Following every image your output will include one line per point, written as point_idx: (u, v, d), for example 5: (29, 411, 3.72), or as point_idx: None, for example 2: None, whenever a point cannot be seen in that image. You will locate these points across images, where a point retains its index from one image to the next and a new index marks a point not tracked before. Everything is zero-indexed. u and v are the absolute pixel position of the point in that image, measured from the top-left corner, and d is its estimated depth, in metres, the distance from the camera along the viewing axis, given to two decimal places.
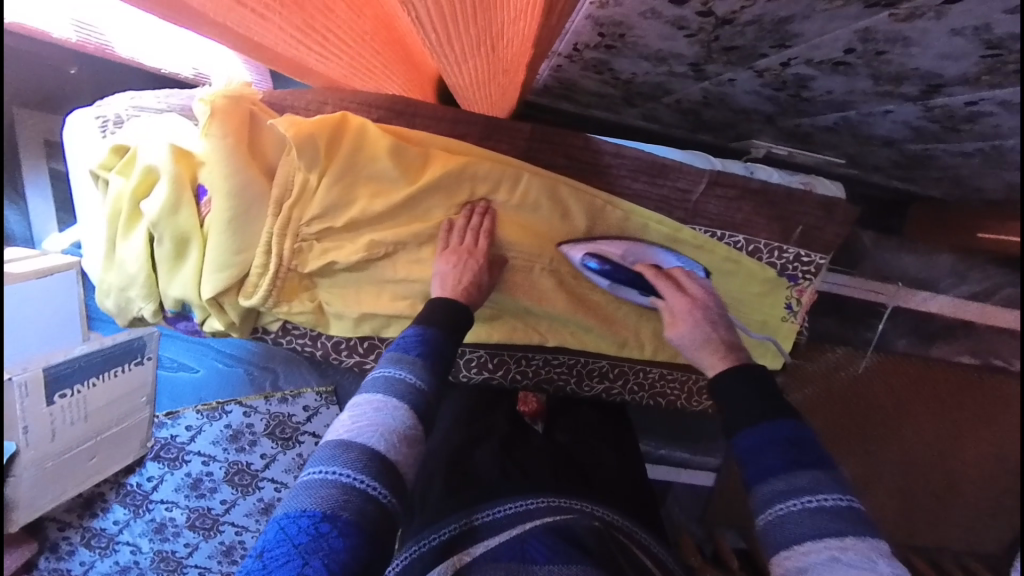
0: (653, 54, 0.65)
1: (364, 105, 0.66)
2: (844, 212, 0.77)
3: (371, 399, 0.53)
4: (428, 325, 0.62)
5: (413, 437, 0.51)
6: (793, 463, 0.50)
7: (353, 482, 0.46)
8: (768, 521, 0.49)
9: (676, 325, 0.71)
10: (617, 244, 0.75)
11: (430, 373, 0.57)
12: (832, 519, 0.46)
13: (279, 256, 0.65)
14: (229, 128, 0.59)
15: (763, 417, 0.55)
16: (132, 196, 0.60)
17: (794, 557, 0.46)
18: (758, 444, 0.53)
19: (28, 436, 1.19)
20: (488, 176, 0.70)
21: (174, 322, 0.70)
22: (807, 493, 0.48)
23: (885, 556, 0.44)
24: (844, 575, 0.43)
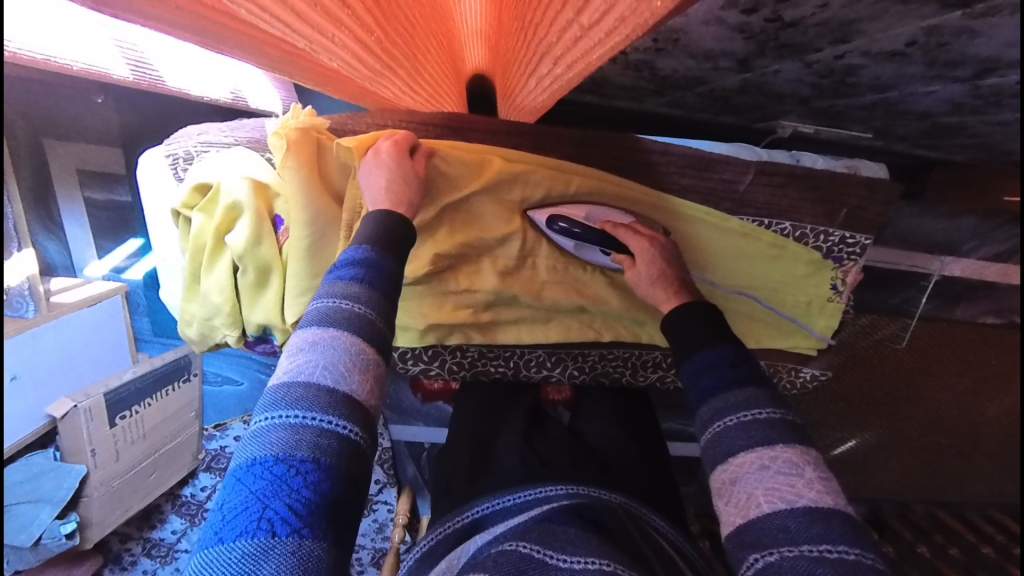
0: (702, 52, 0.67)
1: (424, 125, 0.70)
2: (890, 190, 0.78)
3: (306, 334, 0.50)
4: (366, 243, 0.56)
5: (367, 365, 0.49)
6: (732, 382, 0.58)
7: (304, 420, 0.44)
8: (710, 436, 0.57)
9: (631, 271, 0.73)
10: (577, 207, 0.73)
11: (376, 296, 0.53)
12: (763, 429, 0.54)
13: None
14: (302, 161, 0.61)
15: (701, 348, 0.64)
16: (216, 232, 0.62)
17: (729, 471, 0.54)
18: (699, 368, 0.62)
19: (96, 458, 1.25)
20: (540, 183, 0.72)
21: (253, 345, 0.73)
22: (741, 410, 0.56)
23: (810, 462, 0.51)
24: (770, 481, 0.50)
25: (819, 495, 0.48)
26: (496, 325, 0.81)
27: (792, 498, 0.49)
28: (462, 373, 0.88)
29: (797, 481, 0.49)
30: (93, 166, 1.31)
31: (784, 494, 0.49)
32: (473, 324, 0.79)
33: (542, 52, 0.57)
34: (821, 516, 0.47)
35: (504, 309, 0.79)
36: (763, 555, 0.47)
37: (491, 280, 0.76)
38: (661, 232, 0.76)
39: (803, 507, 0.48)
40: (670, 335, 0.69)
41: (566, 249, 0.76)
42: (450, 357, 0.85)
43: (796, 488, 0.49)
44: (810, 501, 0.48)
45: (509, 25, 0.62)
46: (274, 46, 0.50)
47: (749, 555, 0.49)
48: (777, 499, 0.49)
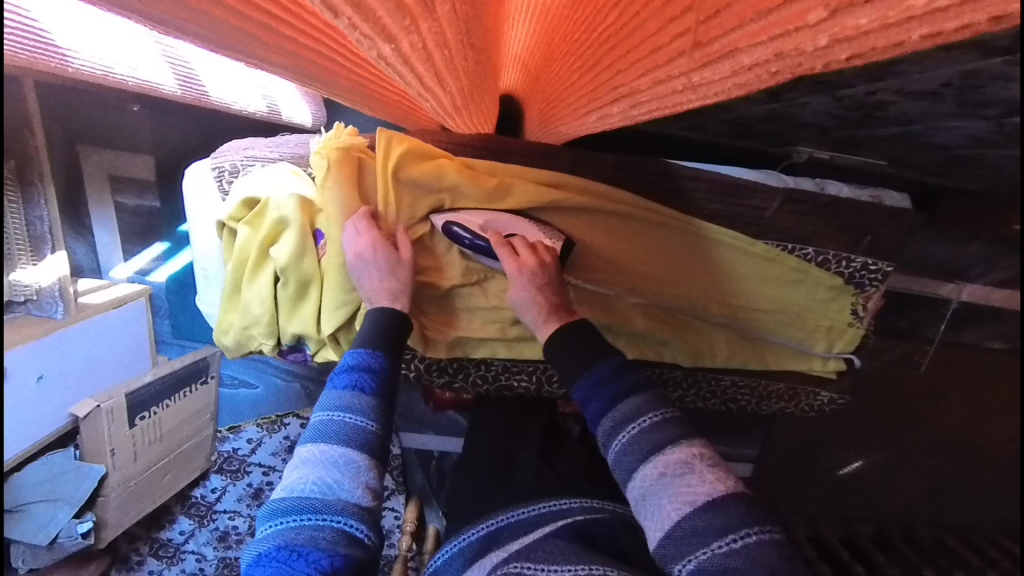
0: None
1: (461, 145, 0.72)
2: (912, 221, 0.80)
3: (307, 446, 0.58)
4: (361, 346, 0.62)
5: (359, 471, 0.55)
6: (614, 398, 0.64)
7: (303, 520, 0.51)
8: (615, 458, 0.63)
9: (510, 294, 0.69)
10: (477, 215, 0.69)
11: (371, 403, 0.59)
12: (653, 436, 0.60)
13: None
14: (343, 176, 0.64)
15: (591, 363, 0.67)
16: (261, 244, 0.64)
17: (638, 488, 0.59)
18: (591, 387, 0.65)
19: (115, 460, 1.25)
20: (570, 207, 0.74)
21: (285, 354, 0.75)
22: (631, 422, 0.62)
23: (697, 455, 0.58)
24: (674, 486, 0.56)
25: (709, 486, 0.55)
26: (522, 341, 0.81)
27: (692, 498, 0.55)
28: (485, 387, 0.88)
29: (689, 480, 0.56)
30: (124, 172, 1.39)
31: (688, 496, 0.55)
32: (501, 339, 0.80)
33: (616, 93, 0.55)
34: (715, 507, 0.54)
35: (532, 325, 0.81)
36: (687, 563, 0.53)
37: None
38: (552, 244, 0.72)
39: (704, 503, 0.54)
40: (555, 350, 0.69)
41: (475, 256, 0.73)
42: (475, 370, 0.85)
43: (694, 486, 0.56)
44: (706, 494, 0.55)
45: (570, 56, 0.60)
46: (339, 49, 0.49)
47: (676, 566, 0.54)
48: (683, 504, 0.55)
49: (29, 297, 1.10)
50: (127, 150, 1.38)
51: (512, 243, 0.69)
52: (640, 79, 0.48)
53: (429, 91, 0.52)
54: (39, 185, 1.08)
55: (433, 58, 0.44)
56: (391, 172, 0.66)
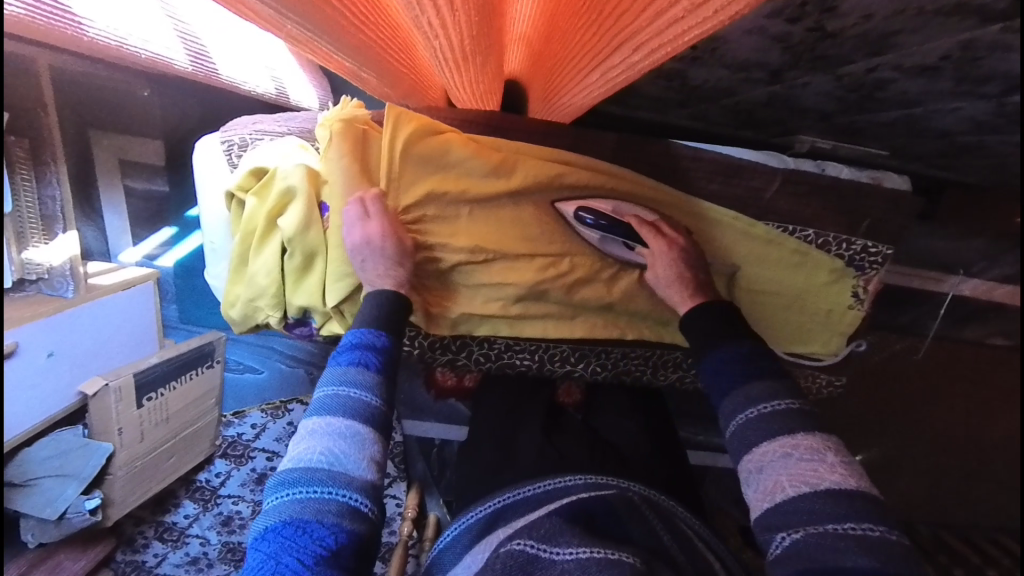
0: (736, 63, 0.72)
1: (464, 121, 0.73)
2: (912, 205, 0.80)
3: (312, 421, 0.58)
4: (367, 326, 0.64)
5: (363, 445, 0.56)
6: (746, 377, 0.67)
7: (309, 492, 0.52)
8: (734, 430, 0.66)
9: (651, 271, 0.77)
10: (605, 200, 0.76)
11: (375, 380, 0.61)
12: (782, 421, 0.62)
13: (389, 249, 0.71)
14: (345, 149, 0.65)
15: (719, 343, 0.71)
16: (268, 215, 0.65)
17: (754, 461, 0.62)
18: (717, 366, 0.70)
19: (122, 438, 1.28)
20: (573, 185, 0.74)
21: (291, 328, 0.76)
22: (761, 403, 0.65)
23: (831, 449, 0.60)
24: (797, 467, 0.59)
25: (838, 477, 0.58)
26: (524, 319, 0.83)
27: (816, 481, 0.58)
28: (488, 365, 0.89)
29: (819, 467, 0.58)
30: (133, 157, 1.40)
31: (809, 479, 0.58)
32: (503, 316, 0.81)
33: (619, 40, 0.57)
34: (840, 495, 0.56)
35: (534, 304, 0.82)
36: (789, 534, 0.56)
37: (528, 274, 0.78)
38: (684, 231, 0.79)
39: (826, 489, 0.57)
40: (688, 331, 0.75)
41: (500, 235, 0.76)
42: (478, 348, 0.87)
43: (822, 474, 0.58)
44: (830, 483, 0.57)
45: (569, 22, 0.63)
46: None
47: (776, 535, 0.58)
48: (800, 484, 0.58)
49: (41, 275, 1.13)
50: (138, 135, 1.39)
51: (660, 227, 0.77)
52: (640, 16, 0.51)
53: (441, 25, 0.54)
54: (52, 165, 1.10)
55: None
56: (399, 148, 0.66)
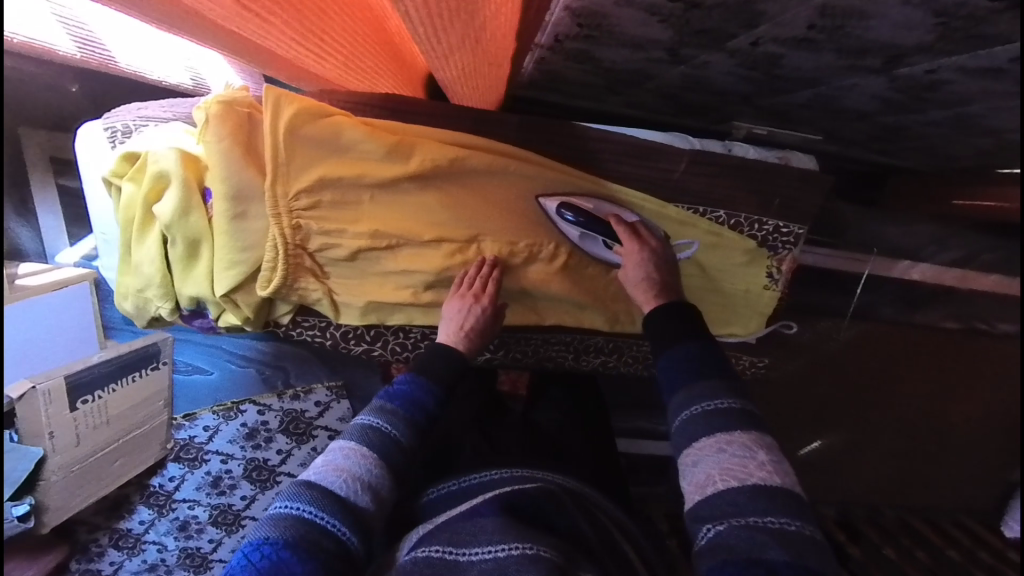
0: (631, 41, 0.68)
1: (357, 104, 0.70)
2: (821, 182, 0.80)
3: (338, 446, 0.69)
4: (418, 376, 0.76)
5: (371, 480, 0.65)
6: (695, 376, 0.67)
7: (306, 514, 0.60)
8: (677, 426, 0.65)
9: (624, 271, 0.78)
10: (587, 198, 0.77)
11: (404, 424, 0.71)
12: (722, 419, 0.62)
13: (283, 237, 0.68)
14: (225, 131, 0.62)
15: (675, 344, 0.70)
16: (144, 202, 0.63)
17: (693, 454, 0.62)
18: (674, 360, 0.69)
19: (55, 441, 1.24)
20: (475, 169, 0.72)
21: (190, 320, 0.74)
22: (704, 401, 0.64)
23: (763, 448, 0.60)
24: (727, 462, 0.59)
25: (767, 475, 0.57)
26: (438, 307, 0.82)
27: (743, 477, 0.57)
28: (407, 355, 0.87)
29: (749, 463, 0.58)
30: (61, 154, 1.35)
31: (738, 473, 0.58)
32: (415, 304, 0.80)
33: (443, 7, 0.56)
34: (766, 492, 0.56)
35: (446, 291, 0.80)
36: (714, 524, 0.56)
37: (434, 260, 0.77)
38: (658, 236, 0.80)
39: (754, 484, 0.57)
40: (649, 332, 0.74)
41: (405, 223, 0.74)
42: (393, 338, 0.84)
43: (748, 469, 0.58)
44: (759, 479, 0.57)
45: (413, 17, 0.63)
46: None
47: (703, 526, 0.58)
48: (729, 477, 0.58)
49: None
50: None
51: (637, 231, 0.78)
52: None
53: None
54: None
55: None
56: (283, 130, 0.64)
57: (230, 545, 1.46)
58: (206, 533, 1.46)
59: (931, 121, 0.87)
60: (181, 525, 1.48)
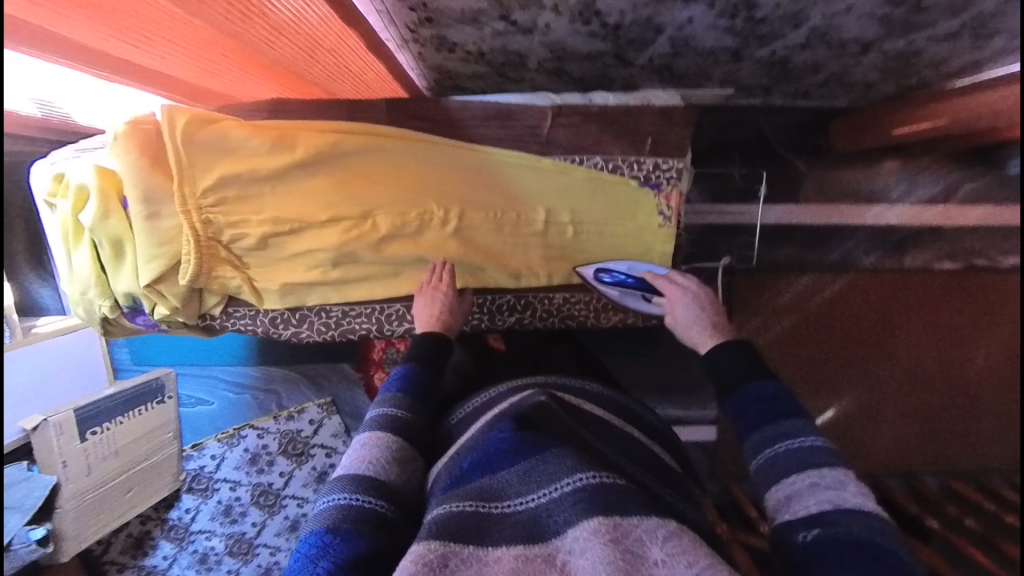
0: (464, 16, 0.77)
1: (250, 110, 0.83)
2: (684, 115, 0.84)
3: (361, 439, 0.68)
4: (409, 363, 0.79)
5: (395, 458, 0.65)
6: (777, 415, 0.60)
7: (351, 502, 0.59)
8: (760, 466, 0.59)
9: (670, 315, 0.83)
10: (621, 261, 0.89)
11: (407, 400, 0.73)
12: (809, 455, 0.56)
13: (194, 229, 0.79)
14: (133, 146, 0.75)
15: (744, 384, 0.65)
16: (72, 213, 0.76)
17: (784, 490, 0.55)
18: (744, 405, 0.63)
19: (67, 471, 1.37)
20: (355, 150, 0.83)
21: (133, 318, 0.86)
22: (790, 437, 0.58)
23: (855, 481, 0.54)
24: (823, 492, 0.53)
25: (863, 500, 0.52)
26: (349, 283, 0.90)
27: (840, 501, 0.52)
28: (332, 333, 0.95)
29: (844, 493, 0.52)
30: None
31: (835, 499, 0.52)
32: (326, 282, 0.89)
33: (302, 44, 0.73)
34: (865, 518, 0.50)
35: (353, 267, 0.89)
36: (810, 532, 0.51)
37: (332, 237, 0.85)
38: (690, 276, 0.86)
39: (851, 510, 0.51)
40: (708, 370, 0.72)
41: (304, 206, 0.84)
42: (317, 318, 0.93)
43: (844, 495, 0.52)
44: (856, 504, 0.51)
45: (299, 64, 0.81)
46: (105, 58, 0.68)
47: (800, 533, 0.51)
48: (825, 504, 0.52)
49: None
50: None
51: (671, 279, 0.85)
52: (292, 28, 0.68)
53: (166, 59, 0.71)
54: None
55: (137, 38, 0.64)
56: (180, 137, 0.76)
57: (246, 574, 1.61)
58: (223, 564, 1.60)
59: (798, 42, 0.89)
60: (202, 557, 1.62)
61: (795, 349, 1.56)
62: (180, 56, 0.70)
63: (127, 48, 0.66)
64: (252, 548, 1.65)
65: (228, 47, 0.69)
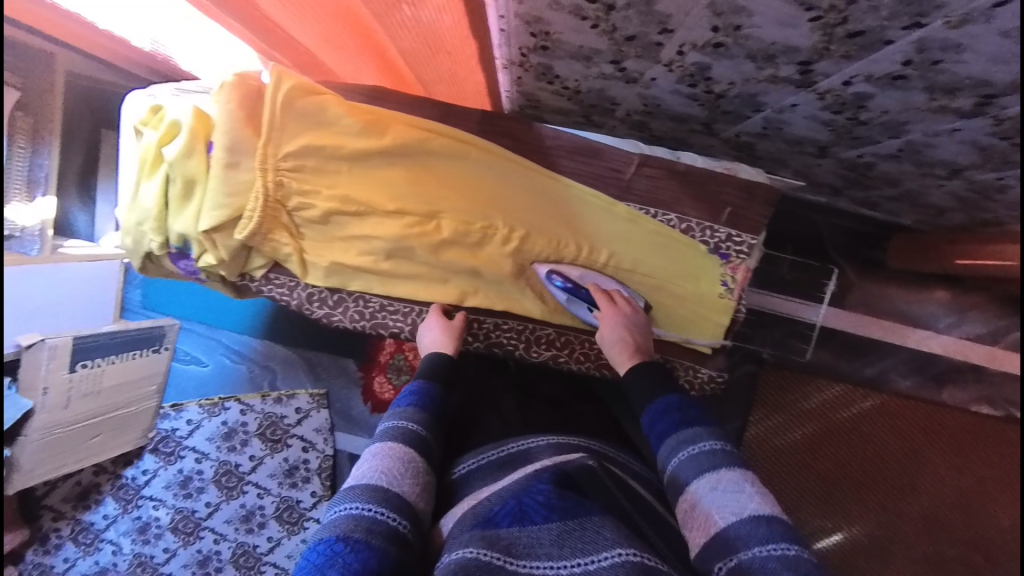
0: (579, 52, 0.78)
1: (350, 92, 0.85)
2: (767, 194, 0.84)
3: (374, 451, 0.69)
4: (421, 380, 0.81)
5: (411, 471, 0.67)
6: (680, 424, 0.69)
7: (365, 511, 0.59)
8: (670, 472, 0.66)
9: (601, 332, 0.84)
10: (576, 267, 0.87)
11: (421, 416, 0.75)
12: (709, 459, 0.64)
13: (265, 189, 0.78)
14: (234, 97, 0.76)
15: (654, 397, 0.74)
16: (157, 144, 0.75)
17: (691, 498, 0.62)
18: (654, 416, 0.72)
19: (44, 399, 1.30)
20: (440, 152, 0.83)
21: (176, 260, 0.84)
22: (690, 444, 0.66)
23: (749, 480, 0.61)
24: (723, 497, 0.59)
25: (759, 504, 0.58)
26: (395, 278, 0.88)
27: (739, 509, 0.58)
28: (363, 324, 0.92)
29: (741, 497, 0.59)
30: None
31: (734, 507, 0.58)
32: (374, 271, 0.87)
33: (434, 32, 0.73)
34: (764, 521, 0.56)
35: (404, 263, 0.87)
36: (726, 562, 0.54)
37: (394, 229, 0.84)
38: (641, 305, 0.85)
39: (750, 515, 0.57)
40: (631, 391, 0.78)
41: (375, 192, 0.83)
42: (353, 305, 0.90)
43: (742, 502, 0.58)
44: (753, 510, 0.57)
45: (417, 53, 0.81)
46: (246, 11, 0.69)
47: (714, 566, 0.55)
48: (728, 513, 0.58)
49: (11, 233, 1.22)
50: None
51: (610, 295, 0.84)
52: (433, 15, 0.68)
53: (301, 24, 0.72)
54: (46, 139, 1.26)
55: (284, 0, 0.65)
56: (280, 99, 0.77)
57: (182, 558, 1.54)
58: (161, 541, 1.55)
59: (889, 152, 0.90)
60: (142, 527, 1.57)
61: (813, 460, 1.47)
62: (316, 24, 0.72)
63: (276, 8, 0.68)
64: (196, 530, 1.59)
65: (358, 26, 0.72)
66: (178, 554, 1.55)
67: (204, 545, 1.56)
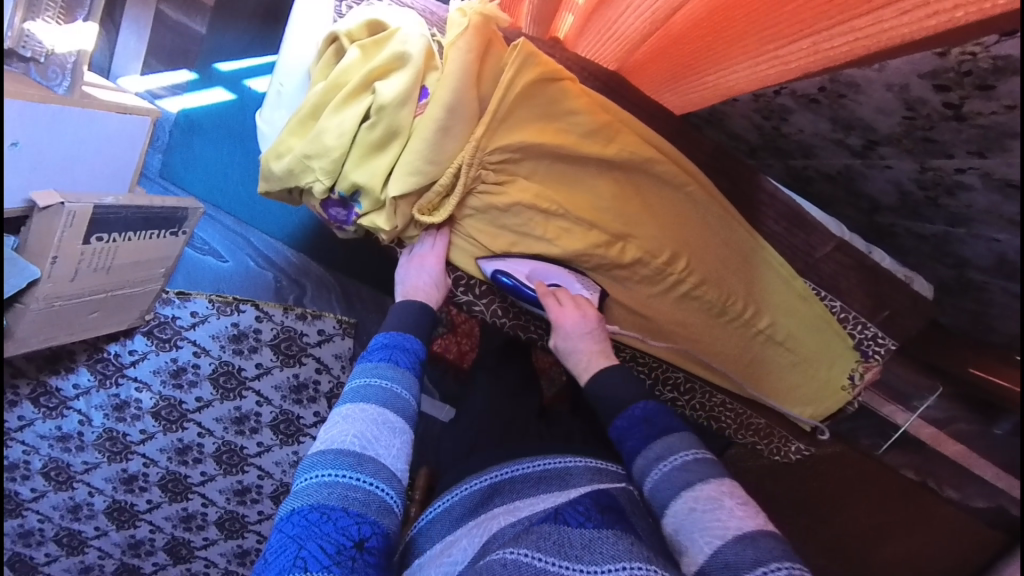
0: (843, 120, 0.74)
1: (586, 72, 0.77)
2: (929, 309, 0.86)
3: (343, 407, 0.60)
4: (399, 331, 0.68)
5: (391, 432, 0.58)
6: (653, 437, 0.64)
7: (340, 478, 0.53)
8: (647, 491, 0.63)
9: None
10: (559, 269, 0.75)
11: (413, 379, 0.64)
12: (686, 474, 0.61)
13: (463, 182, 0.68)
14: (475, 44, 0.64)
15: (641, 408, 0.69)
16: (370, 73, 0.64)
17: (672, 520, 0.60)
18: (624, 432, 0.67)
19: (53, 269, 1.08)
20: (661, 175, 0.76)
21: (327, 206, 0.70)
22: (663, 459, 0.63)
23: (726, 491, 0.59)
24: (700, 518, 0.57)
25: (739, 520, 0.56)
26: None
27: (722, 531, 0.56)
28: (504, 322, 0.81)
29: (719, 513, 0.57)
30: None
31: (718, 531, 0.56)
32: None
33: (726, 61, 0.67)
34: (746, 539, 0.55)
35: None
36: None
37: (577, 243, 0.74)
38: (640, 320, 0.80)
39: (732, 536, 0.55)
40: None
41: (576, 196, 0.74)
42: (501, 301, 0.80)
43: (721, 519, 0.56)
44: (735, 527, 0.56)
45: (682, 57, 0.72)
46: None
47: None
48: (712, 537, 0.56)
49: (37, 56, 0.97)
50: None
51: (560, 293, 0.73)
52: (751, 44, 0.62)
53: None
54: None
55: None
56: (517, 80, 0.66)
57: (160, 443, 1.40)
58: (139, 423, 1.38)
59: None
60: (118, 405, 1.37)
61: None
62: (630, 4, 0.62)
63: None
64: (179, 420, 1.40)
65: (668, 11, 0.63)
66: (156, 439, 1.40)
67: (187, 437, 1.41)
